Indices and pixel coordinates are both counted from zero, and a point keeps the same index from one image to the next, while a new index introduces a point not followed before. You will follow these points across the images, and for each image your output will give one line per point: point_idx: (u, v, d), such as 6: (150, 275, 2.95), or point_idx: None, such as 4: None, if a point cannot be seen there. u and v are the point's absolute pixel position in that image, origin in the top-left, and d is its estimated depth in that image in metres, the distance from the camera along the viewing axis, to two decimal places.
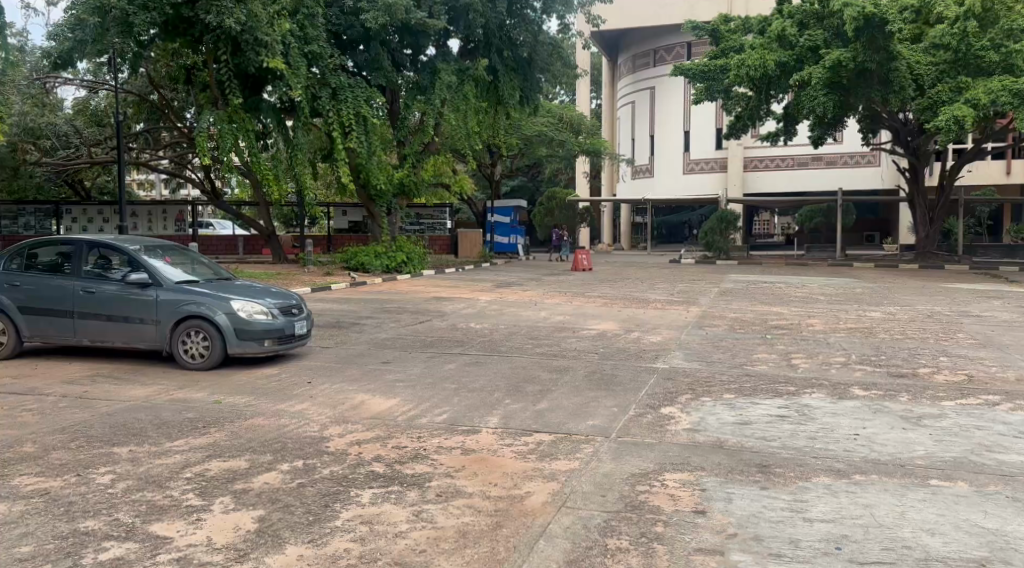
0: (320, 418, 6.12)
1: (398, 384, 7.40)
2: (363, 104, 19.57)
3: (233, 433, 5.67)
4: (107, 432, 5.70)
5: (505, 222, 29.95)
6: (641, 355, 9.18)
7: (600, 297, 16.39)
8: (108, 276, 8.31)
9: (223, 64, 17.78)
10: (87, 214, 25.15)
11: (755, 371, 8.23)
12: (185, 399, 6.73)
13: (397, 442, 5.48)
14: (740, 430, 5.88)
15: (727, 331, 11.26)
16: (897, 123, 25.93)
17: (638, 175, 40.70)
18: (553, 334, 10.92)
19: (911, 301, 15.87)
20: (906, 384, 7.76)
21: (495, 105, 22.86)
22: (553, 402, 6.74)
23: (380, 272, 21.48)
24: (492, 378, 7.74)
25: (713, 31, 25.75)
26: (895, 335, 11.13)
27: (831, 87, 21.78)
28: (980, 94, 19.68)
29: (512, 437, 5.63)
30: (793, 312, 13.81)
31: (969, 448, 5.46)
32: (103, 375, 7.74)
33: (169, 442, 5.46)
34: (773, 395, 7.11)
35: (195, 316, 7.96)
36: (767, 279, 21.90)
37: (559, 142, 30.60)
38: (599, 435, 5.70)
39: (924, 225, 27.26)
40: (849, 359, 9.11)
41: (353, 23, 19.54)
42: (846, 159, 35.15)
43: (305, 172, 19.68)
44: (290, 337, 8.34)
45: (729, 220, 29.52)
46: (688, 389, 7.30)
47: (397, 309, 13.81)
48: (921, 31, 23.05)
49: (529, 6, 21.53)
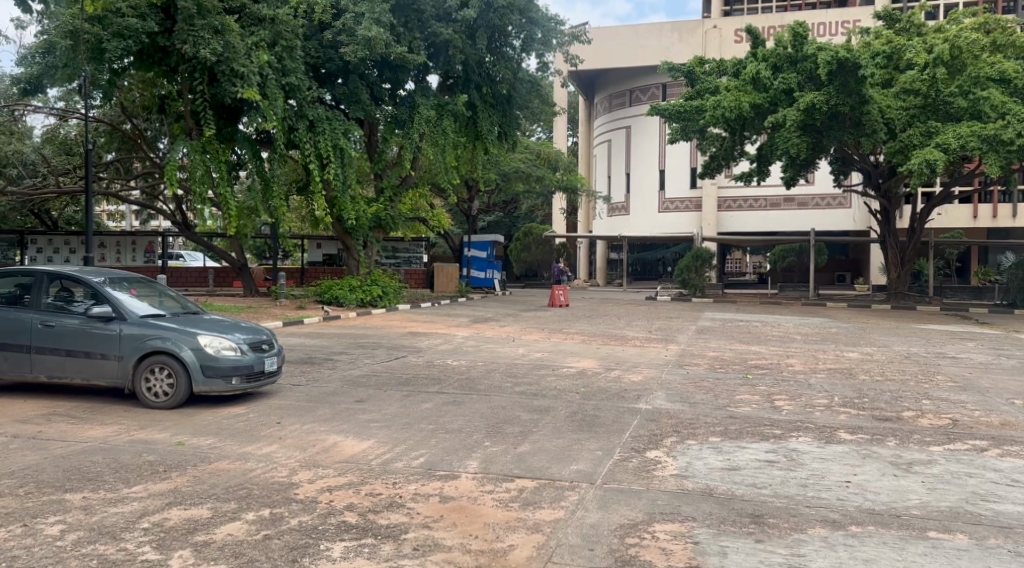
0: (289, 462, 5.79)
1: (372, 425, 7.09)
2: (342, 136, 19.48)
3: (196, 478, 5.33)
4: (60, 476, 5.32)
5: (482, 257, 29.79)
6: (623, 395, 8.96)
7: (578, 334, 16.17)
8: (70, 309, 7.94)
9: (198, 94, 17.40)
10: (53, 243, 24.57)
11: (739, 413, 8.05)
12: (147, 440, 6.35)
13: (371, 488, 5.18)
14: (729, 476, 5.66)
15: (708, 370, 11.09)
16: (870, 165, 26.33)
17: (614, 213, 40.93)
18: (531, 372, 10.65)
19: (888, 342, 15.86)
20: (891, 428, 7.63)
21: (474, 141, 22.74)
22: (535, 444, 6.49)
23: (354, 306, 21.09)
24: (470, 419, 7.45)
25: (689, 74, 26.11)
26: (876, 377, 11.04)
27: (805, 129, 22.09)
28: (950, 139, 20.08)
29: (493, 483, 5.36)
30: (772, 352, 13.69)
31: (964, 497, 5.30)
32: (60, 413, 7.34)
33: (127, 488, 5.10)
34: (760, 439, 6.93)
35: (159, 351, 7.60)
36: (745, 317, 21.84)
37: (536, 178, 30.73)
38: (583, 481, 5.46)
39: (896, 266, 27.56)
40: (833, 401, 8.96)
41: (333, 55, 19.49)
42: (817, 201, 35.78)
43: (281, 204, 19.50)
44: (259, 374, 7.98)
45: (704, 257, 29.67)
46: (672, 431, 7.08)
47: (371, 344, 13.48)
48: (892, 77, 23.51)
49: (508, 44, 21.66)
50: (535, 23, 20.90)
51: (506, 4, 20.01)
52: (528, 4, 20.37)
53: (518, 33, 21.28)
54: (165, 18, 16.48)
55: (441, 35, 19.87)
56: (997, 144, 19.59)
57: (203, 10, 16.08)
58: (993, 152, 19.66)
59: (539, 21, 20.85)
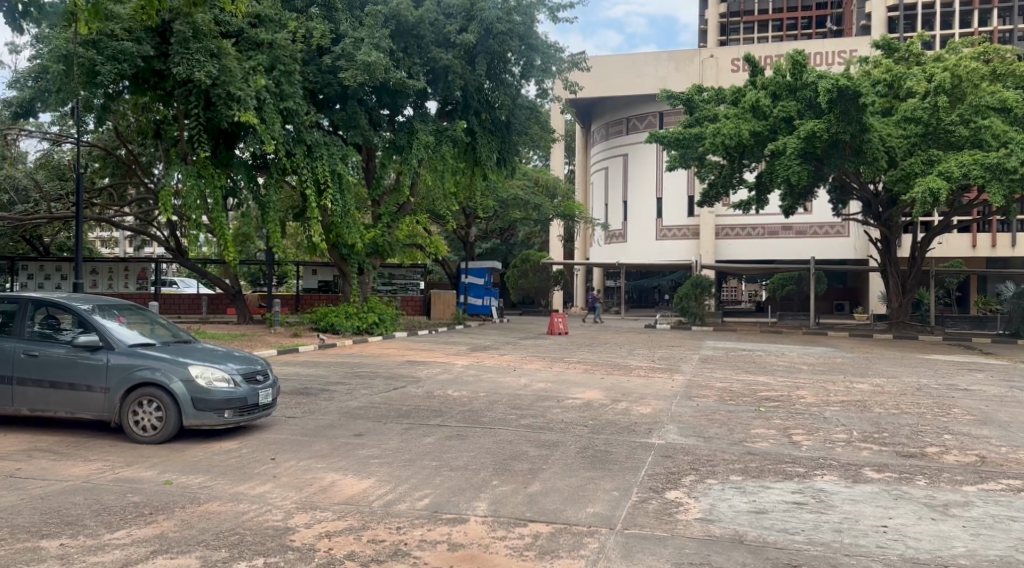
0: (284, 503, 5.38)
1: (372, 461, 6.69)
2: (340, 161, 19.25)
3: (184, 522, 4.91)
4: (36, 520, 4.88)
5: (479, 283, 29.32)
6: (633, 429, 8.56)
7: (580, 363, 15.75)
8: (57, 338, 7.55)
9: (194, 119, 17.01)
10: (45, 269, 24.14)
11: (757, 450, 7.64)
12: (133, 479, 5.93)
13: (373, 534, 4.77)
14: (758, 521, 5.28)
15: (719, 402, 10.70)
16: (869, 195, 26.23)
17: (612, 240, 40.66)
18: (536, 403, 10.23)
19: (897, 373, 15.54)
20: (918, 466, 7.26)
21: (472, 167, 22.52)
22: (547, 483, 6.10)
23: (351, 333, 20.73)
24: (476, 455, 7.04)
25: (688, 102, 25.93)
26: (892, 410, 10.64)
27: (804, 157, 21.98)
28: (952, 167, 20.02)
29: (504, 528, 4.96)
30: (781, 383, 13.29)
31: (1012, 544, 4.93)
32: (41, 448, 6.91)
33: (108, 533, 4.67)
34: (784, 477, 6.55)
35: (148, 383, 7.21)
36: (748, 347, 21.38)
37: (534, 206, 30.53)
38: (602, 526, 5.06)
39: (897, 295, 27.31)
40: (852, 437, 8.58)
41: (331, 81, 19.23)
42: (815, 230, 35.74)
43: (276, 230, 19.17)
44: (253, 407, 7.58)
45: (703, 285, 29.36)
46: (691, 469, 6.70)
47: (367, 373, 13.02)
48: (892, 105, 23.53)
49: (507, 70, 21.42)
50: (535, 49, 20.82)
51: (506, 30, 19.92)
52: (528, 30, 20.30)
53: (518, 60, 21.16)
54: (161, 42, 16.29)
55: (441, 60, 19.72)
56: (1000, 172, 19.53)
57: (199, 34, 15.89)
58: (996, 180, 19.57)
59: (539, 48, 20.76)
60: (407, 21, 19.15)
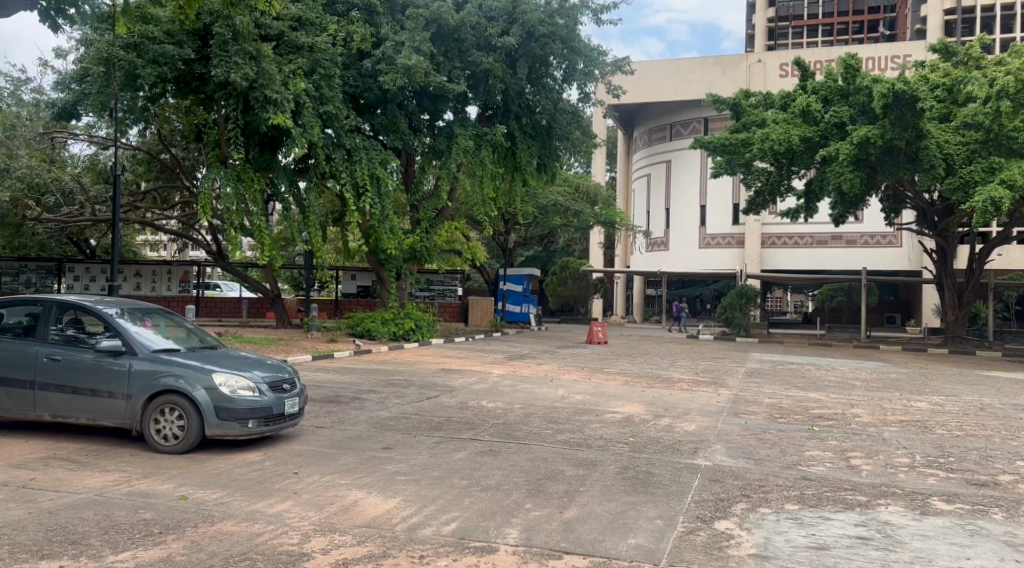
0: (301, 525, 5.03)
1: (399, 478, 6.32)
2: (378, 166, 18.94)
3: (193, 544, 4.58)
4: (39, 538, 4.61)
5: (518, 290, 28.89)
6: (677, 447, 8.04)
7: (620, 375, 15.19)
8: (81, 342, 7.34)
9: (233, 122, 16.99)
10: (90, 271, 24.43)
11: (814, 475, 7.06)
12: (149, 493, 5.64)
13: (393, 564, 4.39)
14: (820, 558, 4.75)
15: (768, 421, 10.07)
16: (924, 204, 25.12)
17: (653, 247, 39.90)
18: (573, 418, 9.75)
19: (957, 391, 14.65)
20: (992, 497, 6.59)
21: (512, 172, 22.10)
22: (583, 509, 5.64)
23: (387, 339, 20.55)
24: (508, 473, 6.64)
25: (735, 106, 25.14)
26: (956, 432, 9.90)
27: (857, 164, 21.09)
28: (1016, 175, 18.86)
29: (537, 560, 4.53)
30: (833, 400, 12.59)
31: None
32: (60, 457, 6.70)
33: (112, 555, 4.37)
34: (844, 508, 5.98)
35: (170, 390, 6.96)
36: (795, 360, 20.48)
37: (574, 212, 30.06)
38: (646, 561, 4.59)
39: (954, 307, 26.06)
40: (915, 461, 7.93)
41: (371, 85, 19.04)
42: (866, 240, 34.72)
43: (316, 234, 18.93)
44: (278, 417, 7.26)
45: (748, 295, 28.50)
46: (742, 496, 6.19)
47: (400, 382, 12.65)
48: (950, 111, 22.63)
49: (548, 74, 20.98)
50: (578, 52, 20.35)
51: (548, 32, 19.50)
52: (571, 32, 19.85)
53: (560, 63, 20.70)
54: (202, 45, 16.24)
55: (482, 64, 19.39)
56: None
57: (238, 37, 15.70)
58: None
59: (581, 51, 20.30)
60: (448, 24, 18.86)
